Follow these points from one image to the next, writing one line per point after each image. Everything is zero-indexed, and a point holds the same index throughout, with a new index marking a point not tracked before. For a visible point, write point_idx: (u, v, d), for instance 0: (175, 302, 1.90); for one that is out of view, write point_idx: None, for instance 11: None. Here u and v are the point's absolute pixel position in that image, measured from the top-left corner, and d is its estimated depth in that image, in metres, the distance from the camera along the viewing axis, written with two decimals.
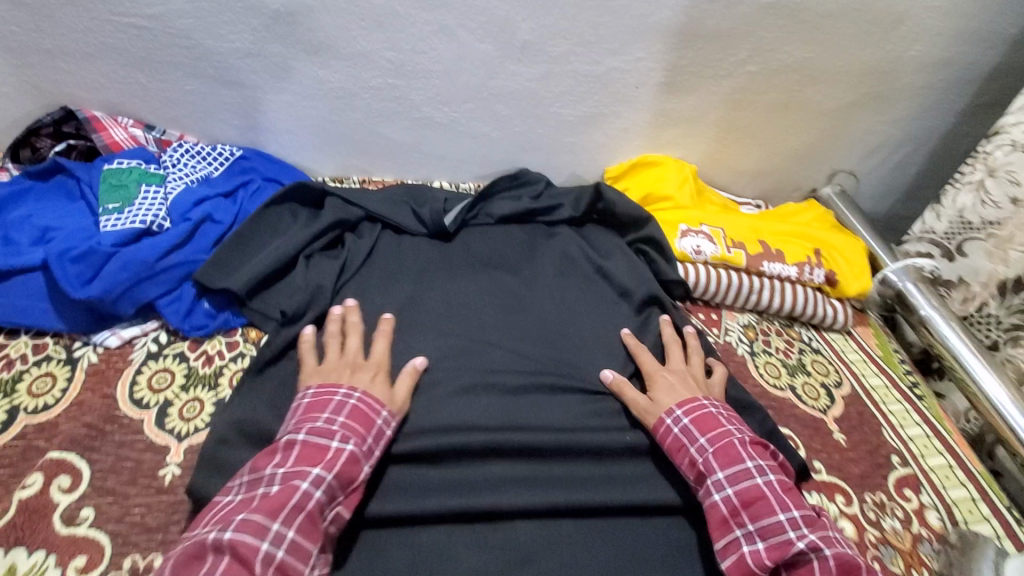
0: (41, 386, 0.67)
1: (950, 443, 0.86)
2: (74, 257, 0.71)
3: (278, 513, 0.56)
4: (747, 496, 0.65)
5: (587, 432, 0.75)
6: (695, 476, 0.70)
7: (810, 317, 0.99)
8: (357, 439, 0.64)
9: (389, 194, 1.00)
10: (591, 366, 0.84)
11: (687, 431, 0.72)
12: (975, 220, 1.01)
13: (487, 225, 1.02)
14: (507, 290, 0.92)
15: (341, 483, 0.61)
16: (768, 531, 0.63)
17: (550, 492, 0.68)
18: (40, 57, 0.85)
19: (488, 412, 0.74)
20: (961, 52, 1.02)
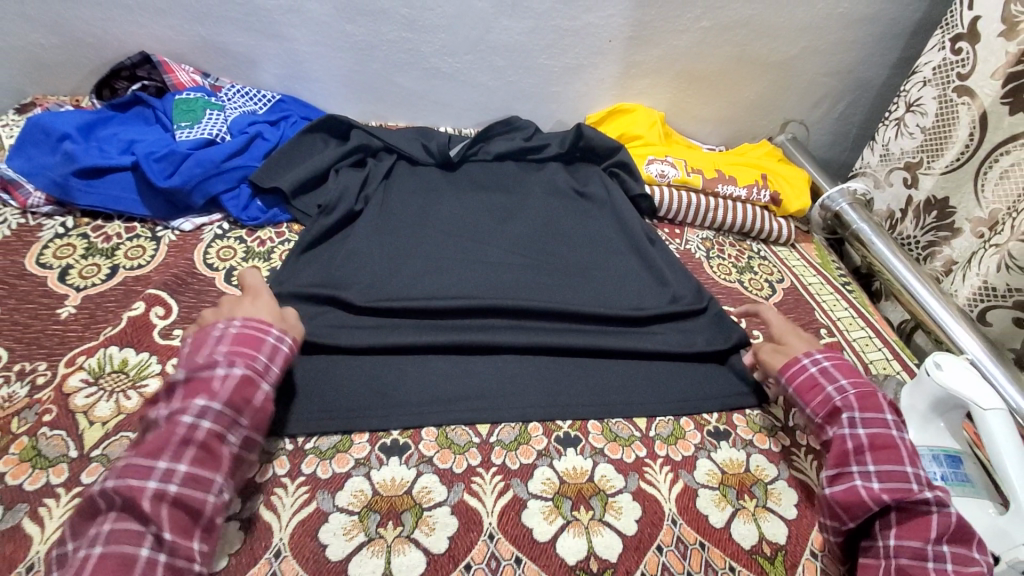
0: (135, 252, 0.85)
1: (872, 321, 1.03)
2: (157, 157, 0.90)
3: (164, 452, 0.55)
4: (876, 442, 0.67)
5: (566, 299, 0.92)
6: (826, 414, 0.72)
7: (759, 232, 1.17)
8: (247, 363, 0.62)
9: (404, 132, 1.19)
10: (570, 258, 1.02)
11: (826, 371, 0.74)
12: (895, 151, 1.21)
13: (486, 160, 1.19)
14: (500, 205, 1.11)
15: (234, 409, 0.59)
16: (888, 475, 0.64)
17: (534, 335, 0.83)
18: (122, 12, 1.05)
19: (480, 286, 0.91)
20: (883, 10, 1.21)
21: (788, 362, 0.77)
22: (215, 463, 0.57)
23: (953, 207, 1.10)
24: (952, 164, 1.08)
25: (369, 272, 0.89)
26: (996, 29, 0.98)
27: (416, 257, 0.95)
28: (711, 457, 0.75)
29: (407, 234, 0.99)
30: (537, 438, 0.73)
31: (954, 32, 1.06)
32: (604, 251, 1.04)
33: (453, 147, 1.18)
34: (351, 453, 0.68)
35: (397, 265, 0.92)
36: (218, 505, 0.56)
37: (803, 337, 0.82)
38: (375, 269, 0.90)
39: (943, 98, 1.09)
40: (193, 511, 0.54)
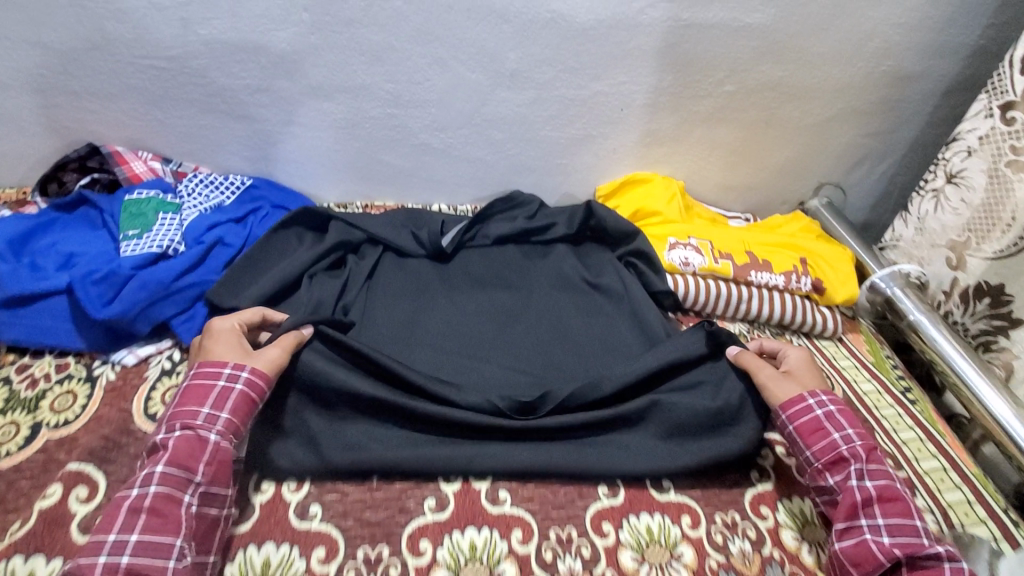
0: (62, 402, 0.72)
1: (944, 445, 0.88)
2: (96, 279, 0.77)
3: (115, 524, 0.56)
4: (884, 494, 0.67)
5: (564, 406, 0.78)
6: (827, 459, 0.71)
7: (801, 325, 1.01)
8: (187, 421, 0.62)
9: (390, 217, 1.04)
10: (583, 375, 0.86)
11: (830, 416, 0.73)
12: (936, 228, 1.05)
13: (485, 246, 1.05)
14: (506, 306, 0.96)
15: (183, 468, 0.60)
16: (897, 528, 0.64)
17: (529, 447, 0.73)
18: (67, 98, 0.92)
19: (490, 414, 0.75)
20: (932, 66, 1.07)
21: (794, 399, 0.75)
22: (173, 526, 0.57)
23: (1010, 294, 0.94)
24: (1010, 249, 0.93)
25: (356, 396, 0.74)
26: None
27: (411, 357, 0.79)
28: None
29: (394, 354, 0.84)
30: None
31: (1003, 98, 0.93)
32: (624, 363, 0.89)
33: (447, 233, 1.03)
34: None
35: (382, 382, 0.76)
36: (179, 571, 0.56)
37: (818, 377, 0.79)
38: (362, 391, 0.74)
39: (993, 172, 0.95)
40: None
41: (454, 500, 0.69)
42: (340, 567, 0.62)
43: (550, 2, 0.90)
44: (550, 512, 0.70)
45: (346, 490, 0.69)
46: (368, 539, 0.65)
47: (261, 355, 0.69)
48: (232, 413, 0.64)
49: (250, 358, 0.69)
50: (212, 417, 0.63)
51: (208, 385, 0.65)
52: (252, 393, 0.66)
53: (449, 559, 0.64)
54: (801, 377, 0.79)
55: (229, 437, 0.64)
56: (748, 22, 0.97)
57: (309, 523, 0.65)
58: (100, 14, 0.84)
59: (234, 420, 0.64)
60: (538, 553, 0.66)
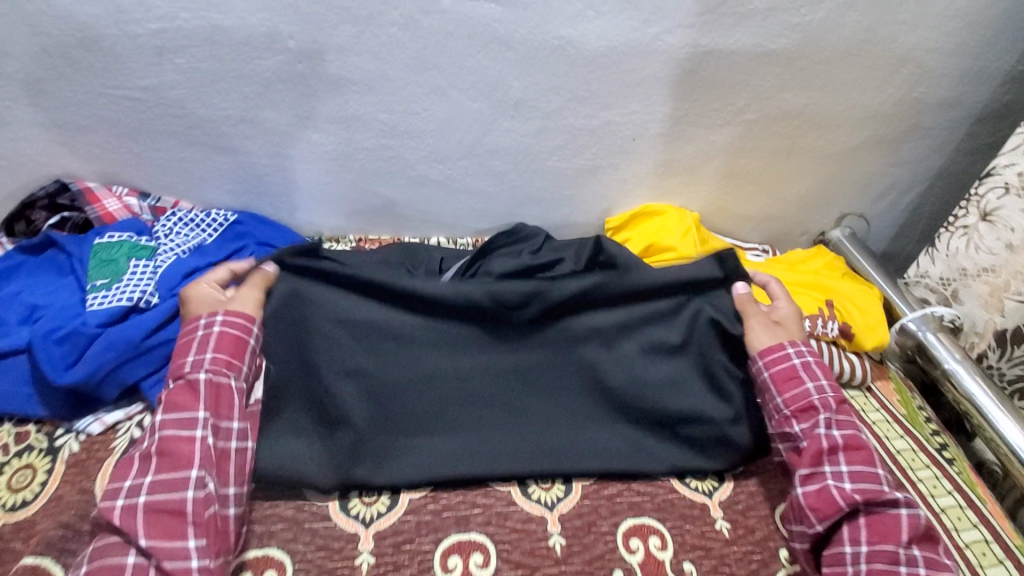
0: (21, 479, 0.65)
1: (986, 514, 0.81)
2: (59, 338, 0.70)
3: (131, 472, 0.61)
4: (850, 443, 0.71)
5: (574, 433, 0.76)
6: (797, 407, 0.74)
7: (829, 374, 0.94)
8: (177, 371, 0.67)
9: (384, 255, 0.97)
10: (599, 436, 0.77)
11: (806, 366, 0.76)
12: (969, 266, 0.98)
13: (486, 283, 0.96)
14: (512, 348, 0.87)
15: (180, 411, 0.64)
16: (860, 475, 0.69)
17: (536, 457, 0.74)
18: (34, 131, 0.85)
19: (486, 441, 0.74)
20: (966, 92, 1.00)
21: (773, 347, 0.77)
22: (184, 461, 0.61)
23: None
24: None
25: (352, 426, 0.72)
26: None
27: (420, 381, 0.75)
28: None
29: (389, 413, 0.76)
30: None
31: None
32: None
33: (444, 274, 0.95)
34: None
35: (383, 410, 0.73)
36: (198, 499, 0.60)
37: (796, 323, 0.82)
38: (360, 416, 0.72)
39: None
40: (172, 509, 0.59)
41: None
42: None
43: (559, 28, 0.83)
44: None
45: None
46: None
47: (236, 299, 0.73)
48: (217, 354, 0.68)
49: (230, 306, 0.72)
50: (199, 362, 0.67)
51: (190, 336, 0.69)
52: (235, 333, 0.70)
53: None
54: (786, 327, 0.80)
55: (219, 372, 0.68)
56: (772, 47, 0.89)
57: None
58: (68, 42, 0.77)
59: (221, 358, 0.68)
60: None
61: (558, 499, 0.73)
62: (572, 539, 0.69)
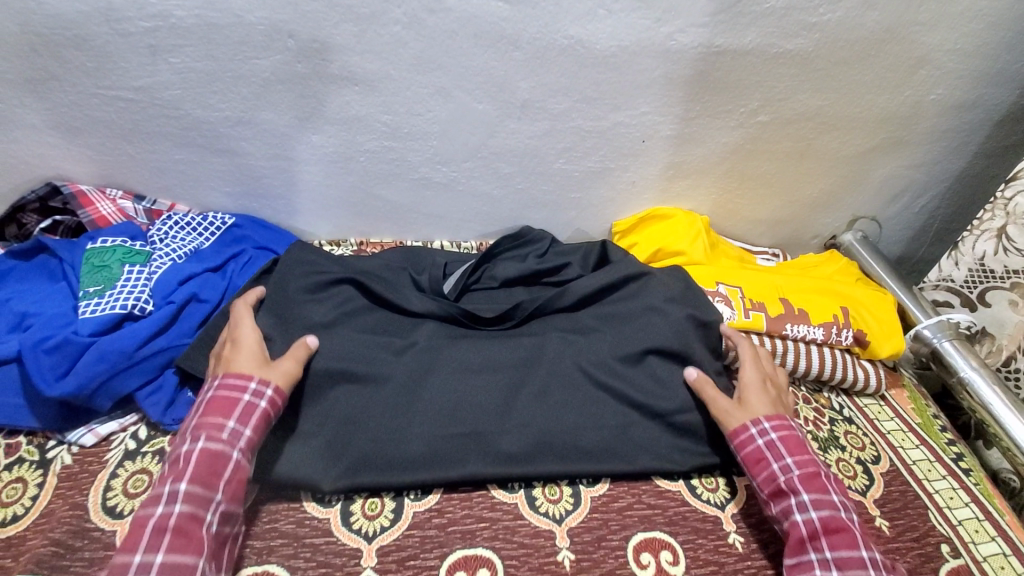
0: (11, 493, 0.63)
1: (1003, 525, 0.79)
2: (47, 348, 0.67)
3: (139, 543, 0.54)
4: (829, 526, 0.65)
5: (578, 436, 0.75)
6: (769, 490, 0.70)
7: (841, 381, 0.92)
8: (210, 434, 0.61)
9: (387, 260, 0.94)
10: (608, 438, 0.76)
11: (772, 445, 0.71)
12: (996, 268, 0.97)
13: (490, 288, 0.95)
14: (516, 351, 0.82)
15: (205, 487, 0.58)
16: (846, 561, 0.62)
17: (545, 461, 0.73)
18: (24, 132, 0.82)
19: (489, 440, 0.73)
20: (985, 94, 0.97)
21: (737, 430, 0.73)
22: (196, 546, 0.56)
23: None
24: None
25: (345, 428, 0.71)
26: None
27: (409, 381, 0.76)
28: None
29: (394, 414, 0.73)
30: None
31: None
32: (649, 423, 0.78)
33: (449, 278, 0.93)
34: None
35: (373, 413, 0.73)
36: None
37: (765, 394, 0.77)
38: (368, 417, 0.72)
39: None
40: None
41: None
42: None
43: (568, 27, 0.80)
44: None
45: None
46: None
47: (277, 368, 0.69)
48: (253, 428, 0.64)
49: (269, 372, 0.68)
50: (235, 432, 0.63)
51: (230, 398, 0.64)
52: (273, 411, 0.66)
53: None
54: (752, 402, 0.76)
55: (249, 449, 0.63)
56: (787, 47, 0.87)
57: None
58: (57, 41, 0.74)
59: (255, 435, 0.64)
60: None
61: (566, 513, 0.71)
62: (581, 554, 0.67)
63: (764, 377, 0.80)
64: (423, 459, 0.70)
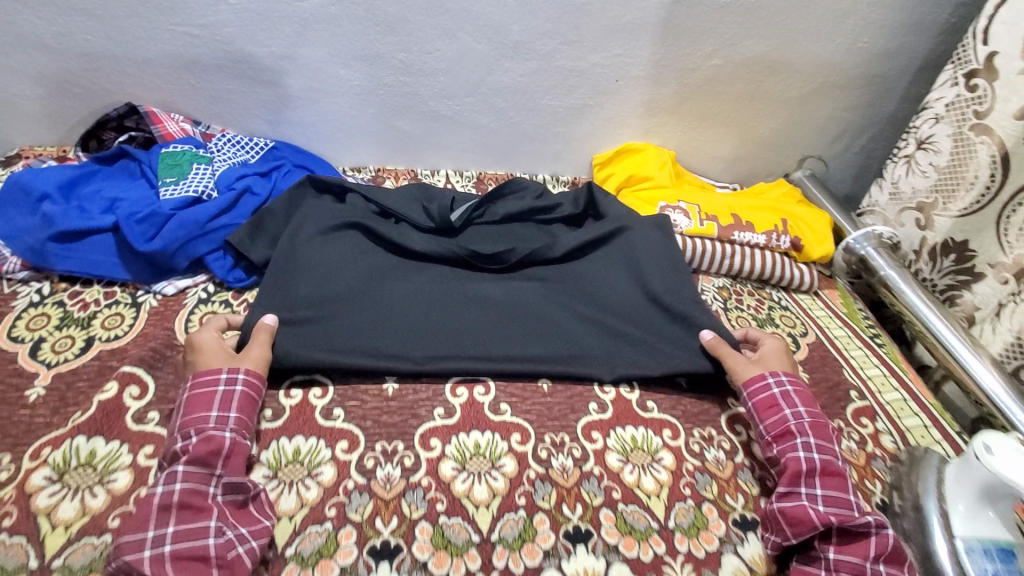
0: (112, 322, 0.80)
1: (906, 381, 0.96)
2: (138, 218, 0.85)
3: (149, 522, 0.57)
4: (827, 468, 0.70)
5: (553, 345, 0.85)
6: (777, 432, 0.75)
7: (780, 279, 1.11)
8: (198, 424, 0.64)
9: (405, 191, 1.06)
10: (583, 345, 0.86)
11: (786, 395, 0.77)
12: (907, 191, 1.15)
13: (492, 223, 1.06)
14: (511, 288, 0.92)
15: (202, 465, 0.61)
16: (833, 500, 0.67)
17: (525, 361, 0.83)
18: (108, 62, 1.01)
19: (487, 346, 0.83)
20: (904, 43, 1.16)
21: (754, 378, 0.80)
22: (205, 513, 0.59)
23: (972, 250, 1.04)
24: (972, 207, 1.02)
25: (361, 330, 0.81)
26: (1015, 66, 0.93)
27: (419, 299, 0.87)
28: (738, 553, 0.69)
29: (393, 319, 0.84)
30: (544, 534, 0.67)
31: (967, 68, 1.01)
32: (629, 337, 0.88)
33: (455, 210, 1.05)
34: (337, 559, 0.62)
35: (383, 317, 0.83)
36: (221, 546, 0.58)
37: (785, 358, 0.85)
38: (370, 320, 0.83)
39: (957, 136, 1.03)
40: (197, 559, 0.56)
41: (460, 409, 0.78)
42: (362, 455, 0.71)
43: None
44: (546, 422, 0.79)
45: (365, 398, 0.77)
46: (385, 436, 0.73)
47: (245, 357, 0.73)
48: (240, 412, 0.68)
49: (237, 361, 0.72)
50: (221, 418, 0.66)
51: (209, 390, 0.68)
52: (252, 392, 0.70)
53: (456, 453, 0.73)
54: (769, 362, 0.83)
55: (239, 431, 0.67)
56: None
57: (333, 423, 0.74)
58: None
59: (243, 418, 0.68)
60: (534, 452, 0.75)
61: None
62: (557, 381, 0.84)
63: (788, 350, 0.88)
64: (419, 352, 0.81)
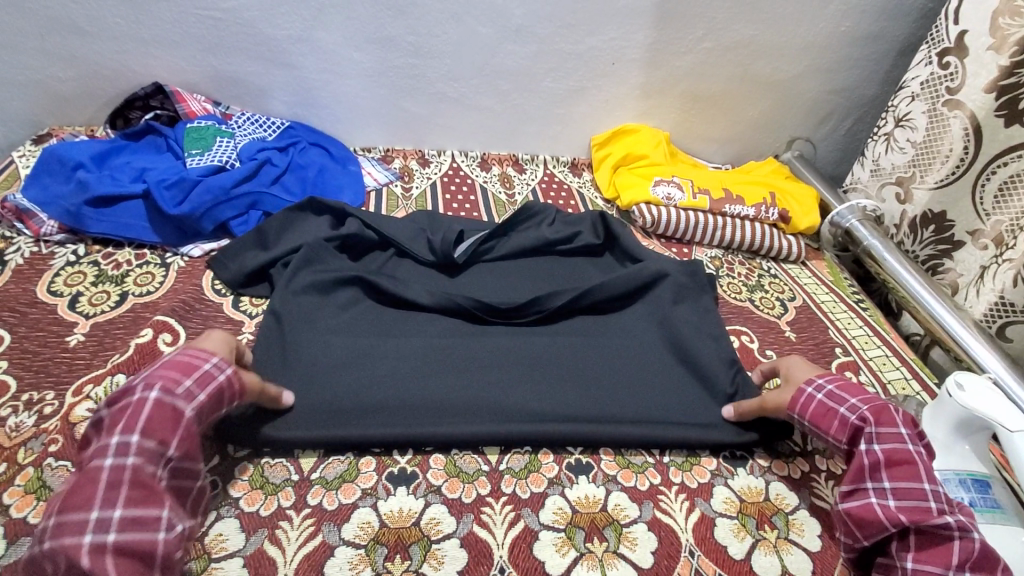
0: (143, 279, 0.86)
1: (888, 339, 1.02)
2: (168, 185, 0.92)
3: (92, 499, 0.49)
4: (893, 458, 0.63)
5: (576, 404, 0.76)
6: (843, 435, 0.68)
7: (770, 250, 1.16)
8: (166, 391, 0.56)
9: (411, 220, 1.03)
10: (610, 405, 0.77)
11: (833, 395, 0.70)
12: (886, 166, 1.21)
13: (501, 258, 0.99)
14: (528, 343, 0.83)
15: (159, 441, 0.54)
16: (905, 495, 0.61)
17: (545, 423, 0.73)
18: (136, 44, 1.07)
19: (501, 407, 0.74)
20: (886, 27, 1.22)
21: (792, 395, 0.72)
22: (158, 499, 0.52)
23: (951, 220, 1.08)
24: (948, 178, 1.07)
25: (358, 390, 0.72)
26: (984, 42, 0.99)
27: (423, 356, 0.79)
28: (728, 484, 0.74)
29: (397, 377, 0.75)
30: (548, 466, 0.72)
31: (940, 47, 1.08)
32: (659, 396, 0.79)
33: (461, 244, 0.97)
34: (358, 483, 0.67)
35: (383, 372, 0.75)
36: (170, 542, 0.51)
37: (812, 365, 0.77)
38: (371, 376, 0.74)
39: (932, 112, 1.09)
40: (141, 552, 0.49)
41: None
42: None
43: None
44: None
45: None
46: None
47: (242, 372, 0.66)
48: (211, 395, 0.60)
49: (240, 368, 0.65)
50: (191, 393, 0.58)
51: (187, 361, 0.60)
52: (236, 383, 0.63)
53: None
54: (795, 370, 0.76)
55: (203, 416, 0.59)
56: None
57: None
58: None
59: (213, 402, 0.60)
60: None
61: None
62: None
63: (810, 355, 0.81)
64: (425, 413, 0.72)
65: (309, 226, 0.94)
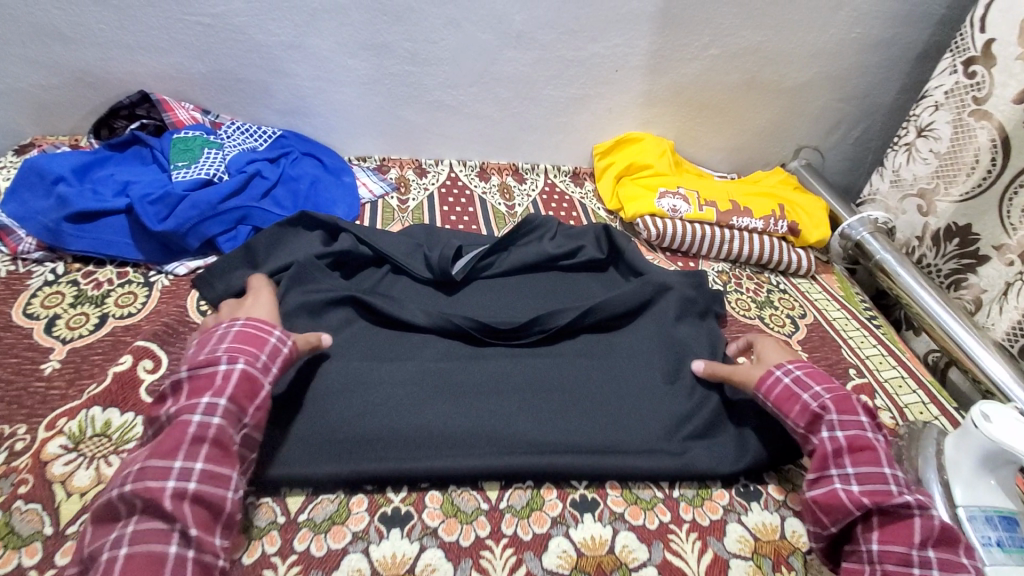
0: (125, 300, 0.82)
1: (903, 359, 0.98)
2: (152, 199, 0.87)
3: (178, 451, 0.54)
4: (855, 443, 0.65)
5: (580, 434, 0.71)
6: (805, 422, 0.69)
7: (778, 263, 1.13)
8: (247, 359, 0.61)
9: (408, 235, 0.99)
10: (615, 433, 0.72)
11: (798, 381, 0.71)
12: (908, 177, 1.17)
13: (501, 275, 0.95)
14: (530, 367, 0.78)
15: (238, 406, 0.58)
16: (868, 477, 0.63)
17: (547, 454, 0.69)
18: (120, 51, 1.03)
19: (501, 437, 0.70)
20: (899, 33, 1.18)
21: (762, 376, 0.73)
22: (230, 461, 0.57)
23: (976, 233, 1.04)
24: (975, 189, 1.03)
25: (349, 419, 0.68)
26: (1011, 52, 0.95)
27: (420, 382, 0.74)
28: (742, 521, 0.70)
29: (391, 404, 0.70)
30: (552, 503, 0.68)
31: (965, 55, 1.04)
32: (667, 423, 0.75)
33: (459, 261, 0.93)
34: (349, 525, 0.63)
35: (376, 399, 0.70)
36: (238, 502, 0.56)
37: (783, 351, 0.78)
38: (364, 404, 0.70)
39: (957, 122, 1.05)
40: (215, 505, 0.54)
41: None
42: None
43: None
44: None
45: None
46: None
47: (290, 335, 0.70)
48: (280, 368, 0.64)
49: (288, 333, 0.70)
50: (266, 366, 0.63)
51: (260, 334, 0.64)
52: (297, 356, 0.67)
53: None
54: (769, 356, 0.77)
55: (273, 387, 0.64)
56: None
57: None
58: None
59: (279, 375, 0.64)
60: None
61: None
62: None
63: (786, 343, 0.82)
64: (422, 443, 0.68)
65: (301, 242, 0.90)
